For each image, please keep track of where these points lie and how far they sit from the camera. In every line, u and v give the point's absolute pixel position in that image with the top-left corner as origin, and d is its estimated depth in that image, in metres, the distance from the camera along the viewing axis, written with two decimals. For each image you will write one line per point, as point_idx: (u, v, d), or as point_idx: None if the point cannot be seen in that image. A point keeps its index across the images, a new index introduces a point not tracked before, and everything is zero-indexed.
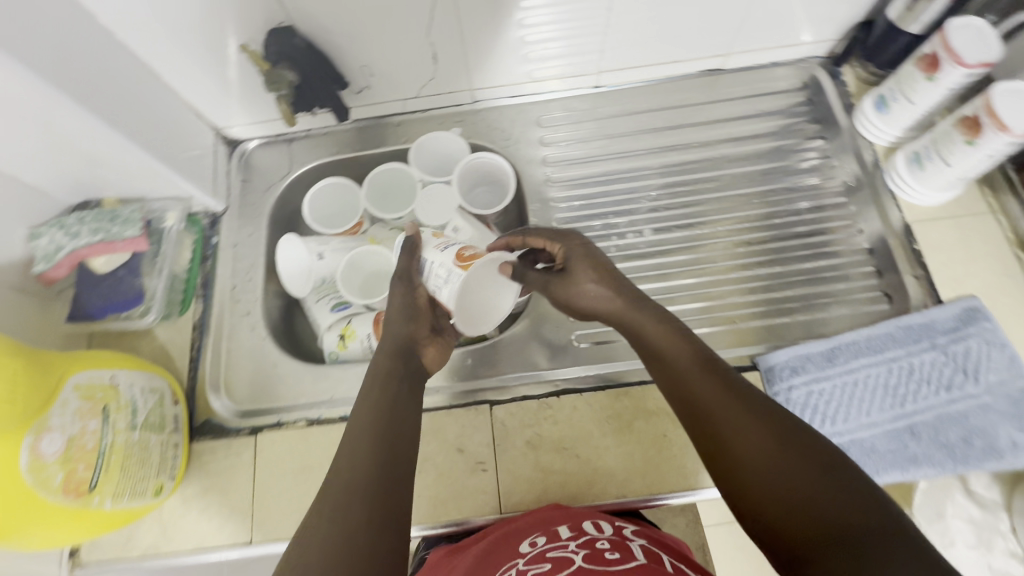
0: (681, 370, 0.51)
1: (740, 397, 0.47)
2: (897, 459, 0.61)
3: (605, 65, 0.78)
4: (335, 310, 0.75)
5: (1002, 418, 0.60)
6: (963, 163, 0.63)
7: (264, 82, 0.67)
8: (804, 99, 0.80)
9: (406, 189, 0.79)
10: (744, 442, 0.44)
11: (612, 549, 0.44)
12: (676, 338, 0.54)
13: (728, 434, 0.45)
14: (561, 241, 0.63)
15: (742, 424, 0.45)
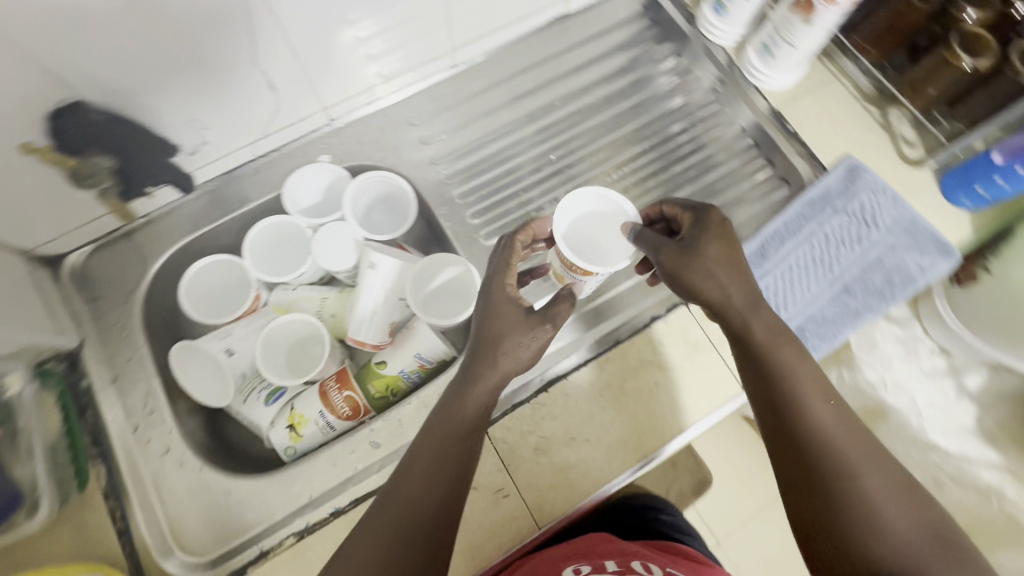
0: (787, 382, 0.51)
1: (846, 437, 0.49)
2: (846, 318, 0.66)
3: (456, 42, 0.73)
4: (270, 402, 0.65)
5: (905, 250, 0.69)
6: (805, 42, 0.68)
7: (74, 180, 0.56)
8: (649, 22, 0.82)
9: (295, 241, 0.69)
10: (841, 479, 0.48)
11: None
12: (787, 342, 0.52)
13: (830, 467, 0.48)
14: (697, 212, 0.55)
15: (844, 461, 0.48)
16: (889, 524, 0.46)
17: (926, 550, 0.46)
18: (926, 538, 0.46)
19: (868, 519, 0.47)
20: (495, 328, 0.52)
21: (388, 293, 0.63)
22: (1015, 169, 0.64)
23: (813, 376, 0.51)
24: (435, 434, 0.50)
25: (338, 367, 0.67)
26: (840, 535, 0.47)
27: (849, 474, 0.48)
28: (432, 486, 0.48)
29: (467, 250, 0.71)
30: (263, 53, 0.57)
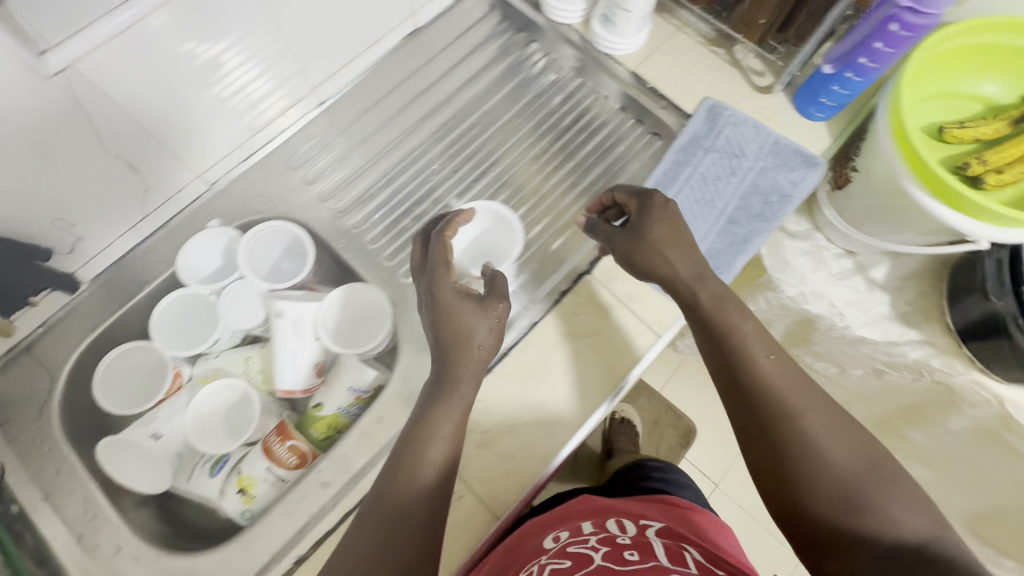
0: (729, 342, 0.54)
1: (789, 388, 0.52)
2: (737, 246, 0.71)
3: (314, 80, 0.74)
4: (214, 473, 0.64)
5: (775, 170, 0.74)
6: (637, 5, 0.72)
7: None
8: (499, 17, 0.84)
9: (202, 311, 0.68)
10: (784, 426, 0.51)
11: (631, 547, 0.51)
12: (730, 307, 0.55)
13: (775, 414, 0.51)
14: (638, 198, 0.61)
15: (787, 407, 0.51)
16: (827, 458, 0.48)
17: (868, 479, 0.47)
18: (868, 471, 0.48)
19: (807, 460, 0.49)
20: (459, 346, 0.54)
21: (301, 337, 0.64)
22: (848, 78, 0.67)
23: (756, 330, 0.55)
24: (417, 429, 0.52)
25: (276, 419, 0.68)
26: (783, 474, 0.50)
27: (791, 419, 0.50)
28: (416, 491, 0.49)
29: (377, 275, 0.72)
30: (111, 138, 0.57)
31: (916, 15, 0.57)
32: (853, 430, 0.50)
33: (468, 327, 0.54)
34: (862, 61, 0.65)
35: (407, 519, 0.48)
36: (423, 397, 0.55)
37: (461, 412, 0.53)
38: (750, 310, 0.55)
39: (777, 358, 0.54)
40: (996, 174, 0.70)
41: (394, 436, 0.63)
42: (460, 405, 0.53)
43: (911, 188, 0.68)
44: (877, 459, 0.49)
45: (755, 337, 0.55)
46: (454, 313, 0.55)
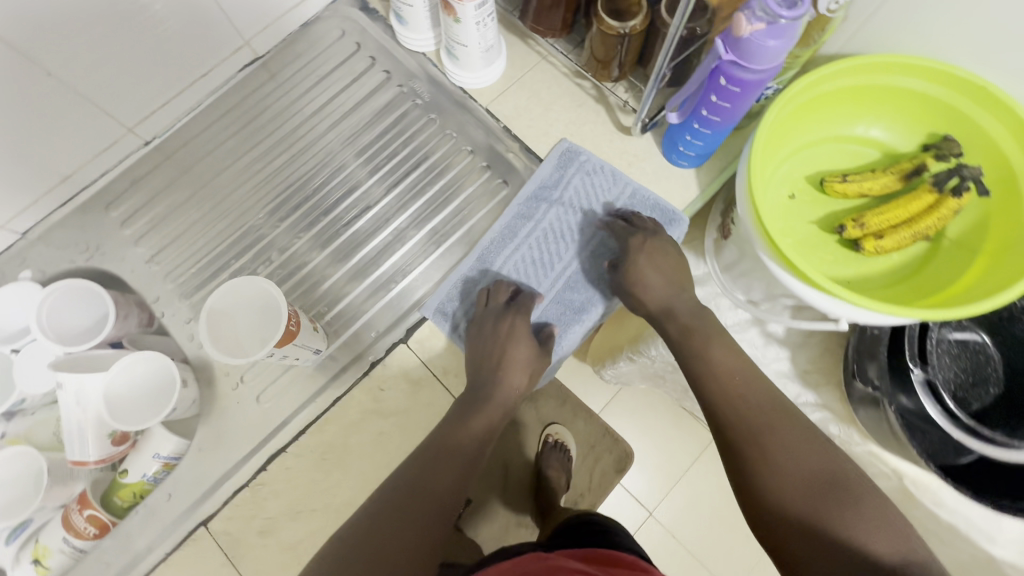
0: (699, 366, 0.56)
1: (753, 397, 0.54)
2: (568, 322, 0.66)
3: (130, 120, 0.68)
4: (10, 540, 0.63)
5: None
6: (472, 40, 0.64)
7: None
8: (353, 43, 0.77)
9: (6, 371, 0.67)
10: (750, 441, 0.51)
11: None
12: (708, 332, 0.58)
13: (742, 433, 0.52)
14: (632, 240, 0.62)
15: (747, 421, 0.52)
16: (791, 467, 0.49)
17: (834, 496, 0.47)
18: (833, 489, 0.48)
19: (773, 476, 0.49)
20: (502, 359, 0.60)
21: (86, 410, 0.60)
22: (696, 128, 0.59)
23: (723, 351, 0.57)
24: (437, 437, 0.55)
25: (83, 486, 0.66)
26: (750, 481, 0.50)
27: (755, 438, 0.51)
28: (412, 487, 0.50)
29: (186, 335, 0.69)
30: None
31: (741, 69, 0.49)
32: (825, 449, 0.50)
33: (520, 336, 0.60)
34: (705, 113, 0.56)
35: (414, 495, 0.50)
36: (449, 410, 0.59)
37: (480, 414, 0.58)
38: (725, 338, 0.56)
39: (749, 384, 0.54)
40: (874, 239, 0.61)
41: (185, 510, 0.61)
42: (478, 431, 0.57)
43: (762, 255, 0.60)
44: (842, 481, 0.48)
45: (724, 357, 0.56)
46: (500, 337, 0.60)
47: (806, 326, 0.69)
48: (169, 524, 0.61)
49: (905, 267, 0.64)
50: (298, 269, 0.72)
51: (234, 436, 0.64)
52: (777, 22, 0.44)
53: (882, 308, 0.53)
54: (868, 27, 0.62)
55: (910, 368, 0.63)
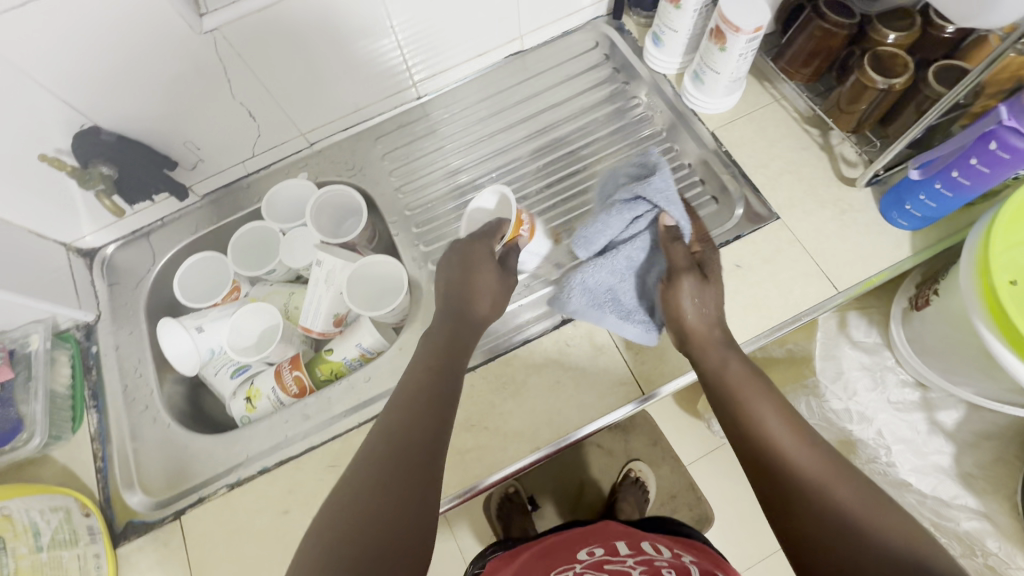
0: (746, 415, 0.55)
1: (805, 454, 0.51)
2: (595, 277, 0.66)
3: (418, 77, 0.85)
4: (235, 376, 0.77)
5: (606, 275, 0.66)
6: (727, 68, 0.71)
7: (78, 184, 0.70)
8: (602, 56, 0.89)
9: (270, 244, 0.82)
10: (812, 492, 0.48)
11: (667, 567, 0.59)
12: (754, 383, 0.57)
13: (802, 484, 0.49)
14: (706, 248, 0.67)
15: (804, 475, 0.50)
16: (864, 529, 0.45)
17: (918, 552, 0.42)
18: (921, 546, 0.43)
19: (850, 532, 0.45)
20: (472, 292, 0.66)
21: (330, 286, 0.73)
22: (937, 189, 0.61)
23: (778, 406, 0.55)
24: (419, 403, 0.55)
25: (295, 350, 0.78)
26: (814, 537, 0.46)
27: (819, 487, 0.48)
28: (402, 445, 0.51)
29: (409, 256, 0.80)
30: (238, 88, 0.71)
31: (1020, 136, 0.51)
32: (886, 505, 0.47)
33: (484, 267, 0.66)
34: (953, 175, 0.58)
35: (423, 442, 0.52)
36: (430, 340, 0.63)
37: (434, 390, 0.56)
38: (780, 399, 0.55)
39: (798, 434, 0.53)
40: None
41: (374, 396, 0.70)
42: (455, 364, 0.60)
43: (983, 330, 0.60)
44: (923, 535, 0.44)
45: (770, 413, 0.55)
46: (476, 262, 0.67)
47: (1009, 410, 0.65)
48: (359, 404, 0.70)
49: None
50: None
51: None
52: None
53: None
54: None
55: None
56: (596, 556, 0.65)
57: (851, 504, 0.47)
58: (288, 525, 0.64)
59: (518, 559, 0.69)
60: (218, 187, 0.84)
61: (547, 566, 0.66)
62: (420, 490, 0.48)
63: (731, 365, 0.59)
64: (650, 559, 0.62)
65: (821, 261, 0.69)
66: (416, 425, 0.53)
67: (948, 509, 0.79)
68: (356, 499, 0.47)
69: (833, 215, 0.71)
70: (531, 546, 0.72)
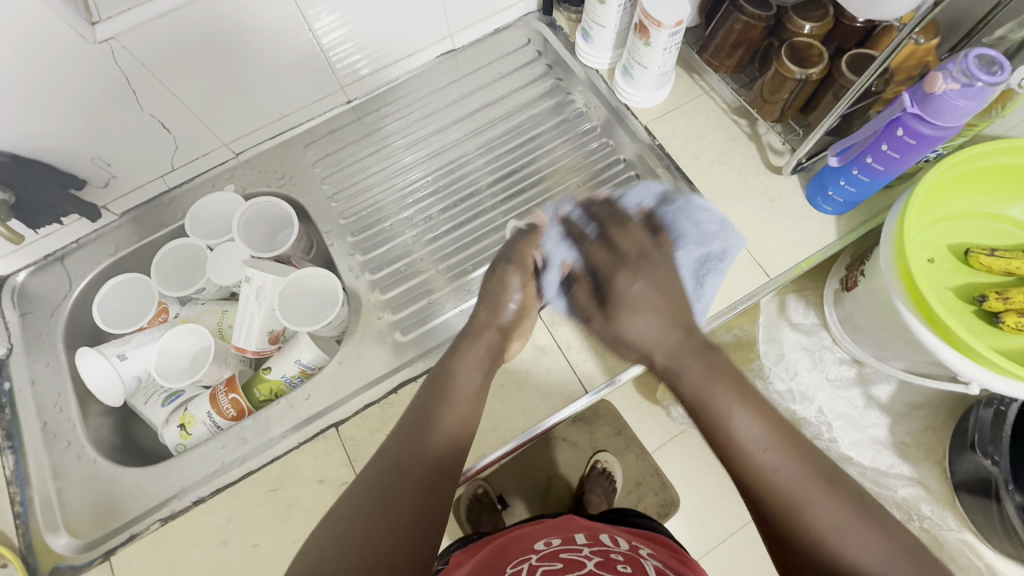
0: (719, 428, 0.53)
1: (788, 470, 0.50)
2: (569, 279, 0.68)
3: (345, 80, 0.82)
4: (165, 403, 0.73)
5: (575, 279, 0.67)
6: (653, 62, 0.72)
7: None
8: (534, 52, 0.88)
9: (197, 262, 0.78)
10: (789, 513, 0.48)
11: (623, 562, 0.54)
12: (723, 388, 0.54)
13: (777, 505, 0.49)
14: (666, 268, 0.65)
15: (788, 498, 0.49)
16: (848, 554, 0.46)
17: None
18: (895, 567, 0.45)
19: (822, 556, 0.46)
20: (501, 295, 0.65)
21: (261, 304, 0.70)
22: (855, 174, 0.63)
23: (756, 413, 0.53)
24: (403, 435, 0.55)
25: (231, 371, 0.75)
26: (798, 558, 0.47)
27: (797, 509, 0.48)
28: (397, 471, 0.52)
29: (346, 266, 0.78)
30: (147, 99, 0.67)
31: (923, 123, 0.53)
32: (869, 512, 0.47)
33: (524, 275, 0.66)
34: (868, 160, 0.60)
35: (420, 469, 0.52)
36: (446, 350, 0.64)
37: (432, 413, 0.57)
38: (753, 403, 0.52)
39: (775, 443, 0.51)
40: (1017, 315, 0.62)
41: (315, 414, 0.68)
42: (465, 376, 0.60)
43: (900, 306, 0.62)
44: (901, 549, 0.46)
45: (749, 424, 0.52)
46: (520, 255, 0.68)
47: (928, 384, 0.68)
48: (299, 423, 0.67)
49: None
50: (445, 231, 0.79)
51: (369, 361, 0.71)
52: (973, 85, 0.49)
53: None
54: None
55: None
56: (553, 546, 0.58)
57: (827, 520, 0.47)
58: (228, 556, 0.61)
59: (476, 555, 0.61)
60: (138, 204, 0.80)
61: (501, 559, 0.59)
62: (420, 507, 0.51)
63: (693, 374, 0.56)
64: (607, 551, 0.56)
65: (752, 249, 0.71)
66: (413, 450, 0.54)
67: (886, 478, 0.82)
68: (346, 520, 0.49)
69: (763, 203, 0.73)
70: (489, 542, 0.64)
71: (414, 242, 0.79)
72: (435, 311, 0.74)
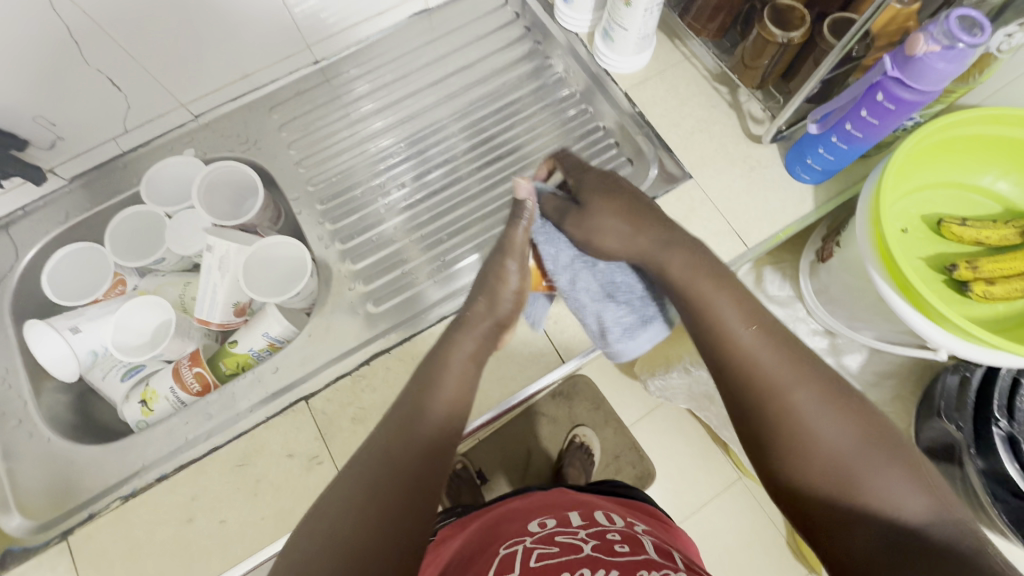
0: (705, 317, 0.53)
1: (770, 362, 0.50)
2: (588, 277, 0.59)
3: (312, 39, 0.77)
4: (126, 378, 0.70)
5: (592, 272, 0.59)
6: (633, 24, 0.69)
7: None
8: (512, 14, 0.85)
9: (155, 230, 0.74)
10: (769, 399, 0.49)
11: (621, 542, 0.52)
12: (707, 279, 0.54)
13: (759, 390, 0.49)
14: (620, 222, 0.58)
15: (767, 386, 0.49)
16: (821, 447, 0.46)
17: (861, 456, 0.45)
18: (868, 455, 0.45)
19: (796, 440, 0.47)
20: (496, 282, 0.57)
21: (224, 274, 0.67)
22: (833, 142, 0.62)
23: (740, 303, 0.53)
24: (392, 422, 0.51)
25: (195, 345, 0.71)
26: (767, 446, 0.48)
27: (777, 392, 0.48)
28: (391, 461, 0.48)
29: (315, 236, 0.75)
30: (92, 53, 0.62)
31: (903, 87, 0.52)
32: (846, 400, 0.48)
33: (519, 254, 0.57)
34: (847, 127, 0.59)
35: (411, 452, 0.49)
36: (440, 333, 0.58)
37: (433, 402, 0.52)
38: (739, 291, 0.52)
39: (758, 334, 0.51)
40: (985, 284, 0.63)
41: (284, 388, 0.65)
42: (460, 365, 0.55)
43: (874, 275, 0.62)
44: (877, 432, 0.46)
45: (733, 314, 0.52)
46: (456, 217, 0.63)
47: (901, 352, 0.70)
48: (267, 397, 0.65)
49: (1012, 317, 0.65)
50: (419, 200, 0.76)
51: (340, 333, 0.68)
52: (954, 47, 0.48)
53: (1003, 345, 0.55)
54: (1015, 83, 0.65)
55: (994, 423, 0.69)
56: (548, 528, 0.56)
57: (806, 408, 0.47)
58: (193, 534, 0.59)
59: (466, 530, 0.61)
60: (89, 169, 0.75)
61: (493, 539, 0.56)
62: (409, 492, 0.47)
63: (675, 263, 0.55)
64: (604, 532, 0.54)
65: (731, 218, 0.70)
66: (405, 432, 0.50)
67: None
68: (334, 506, 0.46)
69: (742, 172, 0.72)
70: (479, 517, 0.63)
71: (387, 210, 0.76)
72: (408, 281, 0.71)
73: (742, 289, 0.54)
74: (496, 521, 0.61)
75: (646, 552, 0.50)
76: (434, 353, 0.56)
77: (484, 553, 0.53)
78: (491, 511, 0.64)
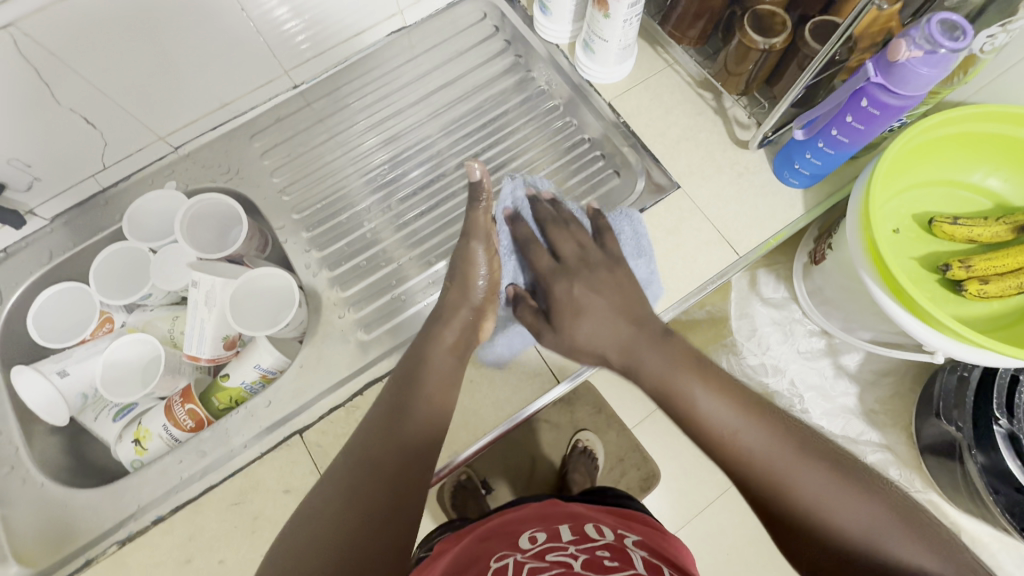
0: (693, 420, 0.54)
1: (765, 448, 0.50)
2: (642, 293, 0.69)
3: (289, 64, 0.76)
4: (118, 418, 0.69)
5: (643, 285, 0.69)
6: (613, 36, 0.68)
7: None
8: (491, 28, 0.84)
9: (139, 268, 0.73)
10: (777, 485, 0.48)
11: (610, 556, 0.51)
12: (682, 370, 0.57)
13: (759, 479, 0.49)
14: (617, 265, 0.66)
15: (765, 470, 0.49)
16: (837, 518, 0.45)
17: (880, 534, 0.44)
18: (881, 524, 0.44)
19: (810, 524, 0.46)
20: (467, 270, 0.64)
21: (211, 309, 0.67)
22: (820, 147, 0.61)
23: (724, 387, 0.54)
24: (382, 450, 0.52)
25: (186, 381, 0.71)
26: (782, 523, 0.47)
27: (775, 480, 0.48)
28: (370, 472, 0.50)
29: (302, 264, 0.74)
30: (64, 94, 0.61)
31: (887, 93, 0.52)
32: (854, 475, 0.48)
33: (480, 235, 0.64)
34: (833, 133, 0.59)
35: (381, 478, 0.50)
36: (407, 353, 0.61)
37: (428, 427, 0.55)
38: (715, 377, 0.54)
39: (744, 420, 0.52)
40: (978, 283, 0.63)
41: (277, 422, 0.65)
42: (442, 359, 0.60)
43: (868, 280, 0.62)
44: (887, 503, 0.46)
45: (717, 404, 0.53)
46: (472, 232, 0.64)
47: (896, 355, 0.70)
48: (262, 431, 0.65)
49: (1004, 316, 0.65)
50: (404, 221, 0.75)
51: (332, 362, 0.68)
52: (936, 51, 0.47)
53: (995, 346, 0.55)
54: (1001, 79, 0.65)
55: (994, 422, 0.68)
56: (539, 544, 0.55)
57: (810, 484, 0.47)
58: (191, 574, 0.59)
59: (460, 542, 0.60)
60: (71, 207, 0.74)
61: (486, 551, 0.56)
62: (384, 509, 0.48)
63: (654, 360, 0.59)
64: (594, 547, 0.53)
65: (720, 227, 0.69)
66: (388, 439, 0.53)
67: (856, 445, 0.83)
68: (322, 507, 0.48)
69: (730, 179, 0.71)
70: (472, 530, 0.63)
71: (372, 236, 0.75)
72: (399, 306, 0.71)
73: (720, 372, 0.57)
74: (491, 533, 0.60)
75: (637, 568, 0.49)
76: (406, 375, 0.59)
77: (476, 564, 0.53)
78: (485, 523, 0.64)
